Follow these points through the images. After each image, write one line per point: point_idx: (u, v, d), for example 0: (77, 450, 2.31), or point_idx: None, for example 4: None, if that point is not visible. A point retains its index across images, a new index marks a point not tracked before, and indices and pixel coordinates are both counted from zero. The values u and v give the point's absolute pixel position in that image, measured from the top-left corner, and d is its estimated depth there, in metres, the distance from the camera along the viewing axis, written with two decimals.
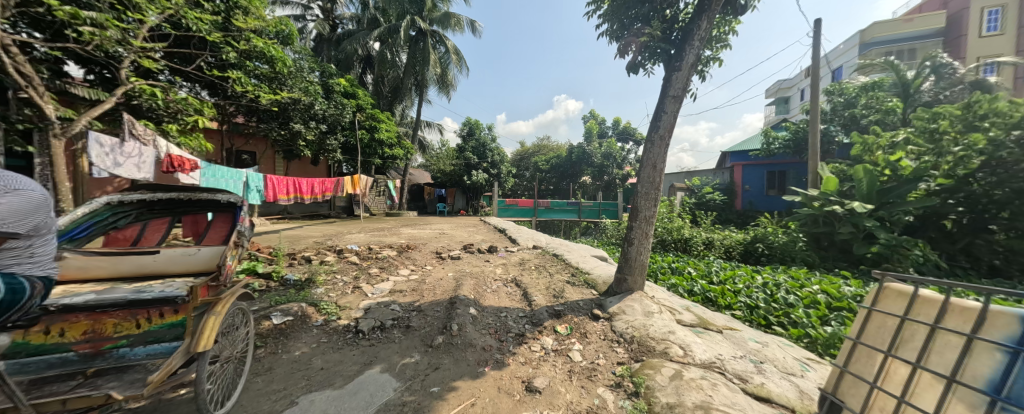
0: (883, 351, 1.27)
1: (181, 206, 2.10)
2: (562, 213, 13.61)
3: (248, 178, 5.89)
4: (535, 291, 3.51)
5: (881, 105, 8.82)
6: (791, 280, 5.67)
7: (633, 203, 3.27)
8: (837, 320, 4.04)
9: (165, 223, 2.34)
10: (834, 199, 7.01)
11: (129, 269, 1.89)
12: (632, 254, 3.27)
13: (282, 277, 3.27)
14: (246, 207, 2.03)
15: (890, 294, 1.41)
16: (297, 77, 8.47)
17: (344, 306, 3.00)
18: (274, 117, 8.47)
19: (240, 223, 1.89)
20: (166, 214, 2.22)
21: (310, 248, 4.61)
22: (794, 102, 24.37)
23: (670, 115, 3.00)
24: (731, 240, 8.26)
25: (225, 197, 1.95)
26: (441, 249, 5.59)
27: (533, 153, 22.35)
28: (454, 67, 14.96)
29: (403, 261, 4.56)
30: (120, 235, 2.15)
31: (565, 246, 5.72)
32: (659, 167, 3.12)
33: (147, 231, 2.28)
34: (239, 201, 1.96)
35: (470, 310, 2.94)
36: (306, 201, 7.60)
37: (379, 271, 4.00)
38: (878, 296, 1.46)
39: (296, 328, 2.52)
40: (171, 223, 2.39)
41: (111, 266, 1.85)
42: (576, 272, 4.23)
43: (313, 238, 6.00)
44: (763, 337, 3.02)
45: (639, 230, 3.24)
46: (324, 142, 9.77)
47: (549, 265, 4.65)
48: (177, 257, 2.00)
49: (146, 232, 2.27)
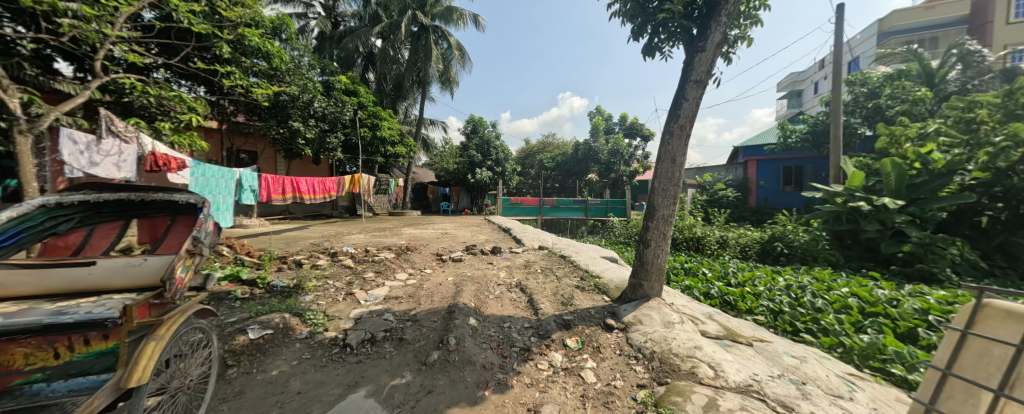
0: (989, 389, 0.79)
1: (138, 207, 2.06)
2: (568, 212, 13.28)
3: (242, 177, 5.71)
4: (542, 297, 3.22)
5: (907, 95, 8.29)
6: (815, 281, 5.28)
7: (651, 200, 2.95)
8: (874, 328, 3.67)
9: (119, 228, 2.24)
10: (859, 195, 6.58)
11: (60, 284, 1.64)
12: (649, 257, 2.97)
13: (270, 283, 3.05)
14: (207, 210, 1.78)
15: (998, 315, 0.89)
16: (295, 74, 8.28)
17: (332, 316, 2.74)
18: (272, 115, 8.28)
19: (198, 228, 1.63)
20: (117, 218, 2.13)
21: (305, 251, 4.38)
22: (807, 96, 23.60)
23: (692, 103, 2.67)
24: (747, 239, 7.87)
25: (183, 197, 1.85)
26: (442, 251, 5.33)
27: (539, 151, 22.00)
28: (457, 62, 14.68)
29: (400, 263, 4.30)
30: (62, 243, 2.00)
31: (573, 247, 5.42)
32: (679, 161, 2.80)
33: (93, 238, 2.15)
34: (198, 202, 1.86)
35: (470, 320, 2.66)
36: (305, 201, 7.41)
37: (376, 275, 3.76)
38: (974, 317, 0.94)
39: (276, 343, 2.27)
40: (122, 229, 2.27)
41: (37, 282, 1.59)
42: (585, 276, 3.93)
43: (311, 240, 5.79)
44: (798, 350, 2.68)
45: (655, 230, 2.93)
46: (325, 140, 9.58)
47: (556, 267, 4.35)
48: (118, 269, 1.73)
49: (92, 239, 2.14)
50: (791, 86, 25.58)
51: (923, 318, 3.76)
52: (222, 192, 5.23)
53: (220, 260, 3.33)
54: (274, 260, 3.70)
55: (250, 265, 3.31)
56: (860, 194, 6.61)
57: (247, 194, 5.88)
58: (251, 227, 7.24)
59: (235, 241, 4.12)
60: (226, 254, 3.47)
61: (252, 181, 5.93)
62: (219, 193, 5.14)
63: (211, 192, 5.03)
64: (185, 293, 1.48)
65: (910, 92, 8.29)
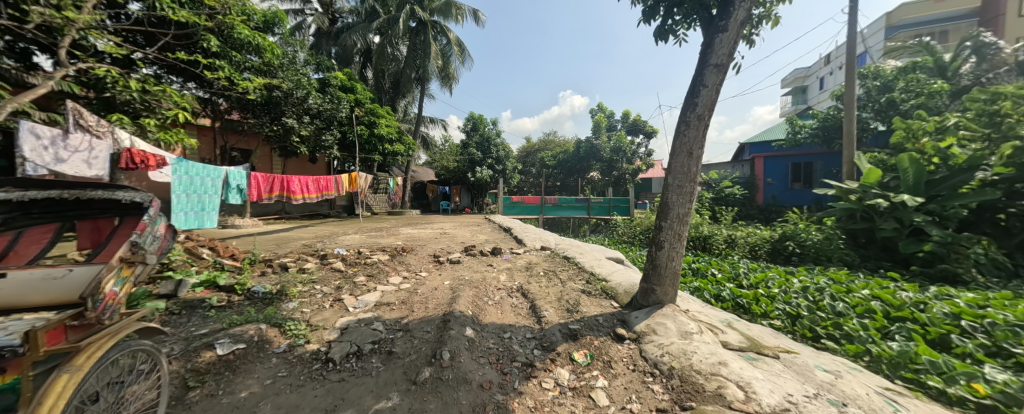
0: None
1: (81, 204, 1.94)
2: (570, 210, 13.04)
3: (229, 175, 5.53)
4: (545, 304, 2.98)
5: (922, 88, 7.99)
6: (832, 283, 5.02)
7: (664, 197, 2.69)
8: (903, 335, 3.40)
9: (53, 231, 2.14)
10: (875, 192, 6.31)
11: None
12: (663, 260, 2.71)
13: (251, 288, 2.83)
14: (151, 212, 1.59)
15: None
16: (289, 69, 8.05)
17: (315, 326, 2.49)
18: (266, 112, 8.05)
19: (136, 232, 1.42)
20: (53, 219, 2.04)
21: (295, 253, 4.17)
22: (812, 92, 23.23)
23: (711, 89, 2.40)
24: (756, 238, 7.62)
25: (126, 195, 1.82)
26: (441, 252, 5.09)
27: (540, 149, 21.75)
28: (457, 59, 14.39)
29: (395, 266, 4.05)
30: None
31: (578, 247, 5.18)
32: (696, 155, 2.53)
33: (19, 245, 2.04)
34: (146, 200, 1.86)
35: (466, 330, 2.42)
36: (296, 200, 7.16)
37: (368, 279, 3.53)
38: None
39: (249, 359, 2.02)
40: (55, 235, 2.17)
41: None
42: (591, 279, 3.68)
43: (304, 240, 5.57)
44: (829, 362, 2.42)
45: (668, 231, 2.67)
46: (320, 138, 9.34)
47: (559, 270, 4.09)
48: (35, 282, 1.70)
49: (18, 245, 2.03)
50: (795, 83, 25.24)
51: (955, 323, 3.50)
52: (208, 190, 5.01)
53: (200, 264, 3.10)
54: (260, 263, 3.47)
55: (233, 269, 3.09)
56: (876, 191, 6.34)
57: (234, 193, 5.67)
58: (244, 228, 7.04)
59: (220, 243, 3.90)
60: (208, 257, 3.25)
61: (239, 180, 5.75)
62: (204, 193, 4.92)
63: (198, 191, 4.82)
64: (115, 309, 1.25)
65: (926, 85, 7.98)
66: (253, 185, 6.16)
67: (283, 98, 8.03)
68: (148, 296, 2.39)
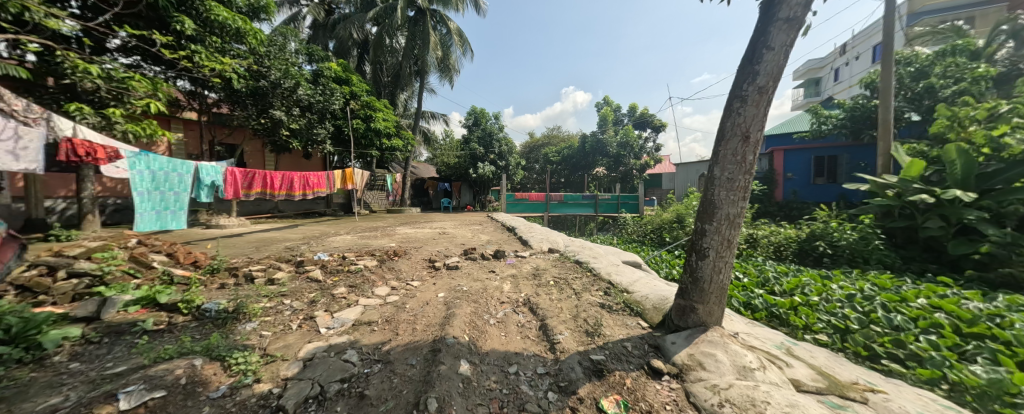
0: None
1: None
2: (577, 208, 12.50)
3: (201, 171, 5.24)
4: (559, 324, 2.44)
5: (964, 73, 7.27)
6: (878, 290, 4.44)
7: (710, 192, 2.13)
8: (986, 358, 2.81)
9: None
10: (918, 186, 5.69)
11: None
12: (710, 273, 2.15)
13: (202, 306, 2.34)
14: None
15: None
16: (277, 59, 7.60)
17: (271, 358, 1.98)
18: (253, 103, 7.57)
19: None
20: None
21: (272, 257, 3.68)
22: (826, 84, 22.37)
23: (777, 53, 1.84)
24: (781, 237, 7.05)
25: None
26: (437, 255, 4.57)
27: (544, 144, 21.20)
28: (457, 49, 13.77)
29: (382, 274, 3.53)
30: None
31: (589, 249, 4.64)
32: (754, 138, 1.95)
33: None
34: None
35: (460, 365, 1.89)
36: (277, 196, 6.72)
37: (349, 290, 3.02)
38: None
39: (165, 411, 1.46)
40: None
41: None
42: (610, 290, 3.15)
43: (289, 242, 5.10)
44: (920, 401, 1.91)
45: (715, 236, 2.11)
46: (312, 131, 8.82)
47: (571, 278, 3.55)
48: None
49: None
50: (808, 74, 24.28)
51: None
52: (175, 188, 4.72)
53: (146, 275, 2.61)
54: (223, 272, 2.97)
55: (185, 281, 2.61)
56: (918, 185, 5.72)
57: (207, 190, 5.36)
58: (229, 228, 6.63)
59: (182, 247, 3.41)
60: (158, 266, 2.76)
61: (213, 175, 5.43)
62: (171, 190, 4.66)
63: (162, 188, 4.54)
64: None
65: (968, 70, 7.26)
66: (229, 182, 5.77)
67: (270, 88, 7.56)
68: (56, 321, 1.92)
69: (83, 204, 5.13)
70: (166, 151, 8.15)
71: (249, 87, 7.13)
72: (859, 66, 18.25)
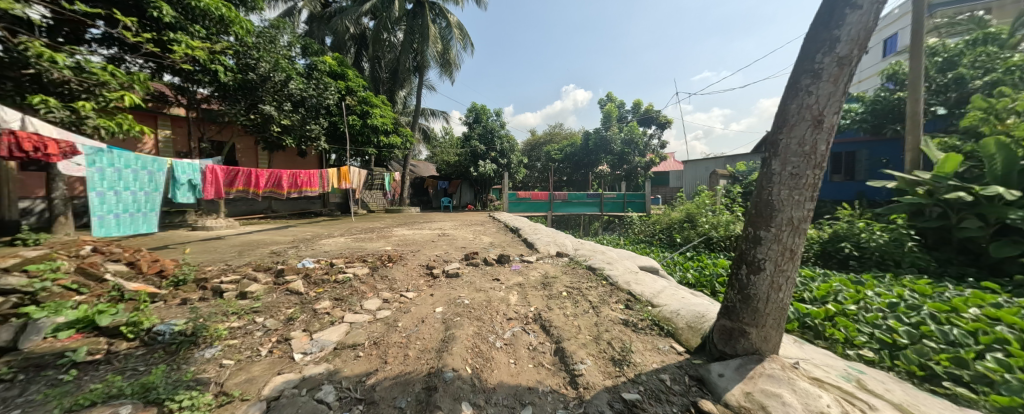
0: None
1: None
2: (581, 206, 12.12)
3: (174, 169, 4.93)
4: (579, 349, 2.05)
5: (996, 64, 6.83)
6: (918, 298, 4.04)
7: (768, 191, 1.73)
8: None
9: None
10: (952, 183, 5.27)
11: None
12: (767, 291, 1.76)
13: (153, 328, 1.97)
14: None
15: None
16: (267, 51, 7.23)
17: (226, 398, 1.58)
18: (241, 97, 7.16)
19: None
20: None
21: (251, 265, 3.31)
22: None
23: (865, 12, 1.43)
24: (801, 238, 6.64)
25: None
26: (435, 260, 4.18)
27: (546, 142, 20.77)
28: (457, 43, 13.32)
29: (374, 284, 3.14)
30: None
31: (602, 254, 4.24)
32: (829, 123, 1.55)
33: None
34: None
35: (461, 408, 1.51)
36: (255, 195, 6.40)
37: (334, 305, 2.63)
38: None
39: None
40: None
41: None
42: (631, 303, 2.76)
43: (276, 246, 4.74)
44: None
45: (774, 246, 1.72)
46: (305, 128, 8.42)
47: (585, 288, 3.16)
48: None
49: None
50: None
51: None
52: (143, 187, 4.41)
53: (93, 290, 2.24)
54: (189, 285, 2.60)
55: (137, 297, 2.22)
56: (954, 182, 5.30)
57: (183, 190, 5.07)
58: (217, 230, 6.31)
59: (149, 254, 3.05)
60: (111, 279, 2.38)
61: (189, 174, 5.15)
62: (140, 190, 4.36)
63: (128, 187, 4.21)
64: None
65: (1001, 60, 6.83)
66: (208, 180, 5.48)
67: (259, 82, 7.17)
68: None
69: (54, 205, 4.78)
70: (154, 149, 7.84)
71: (237, 81, 6.75)
72: (870, 61, 17.76)
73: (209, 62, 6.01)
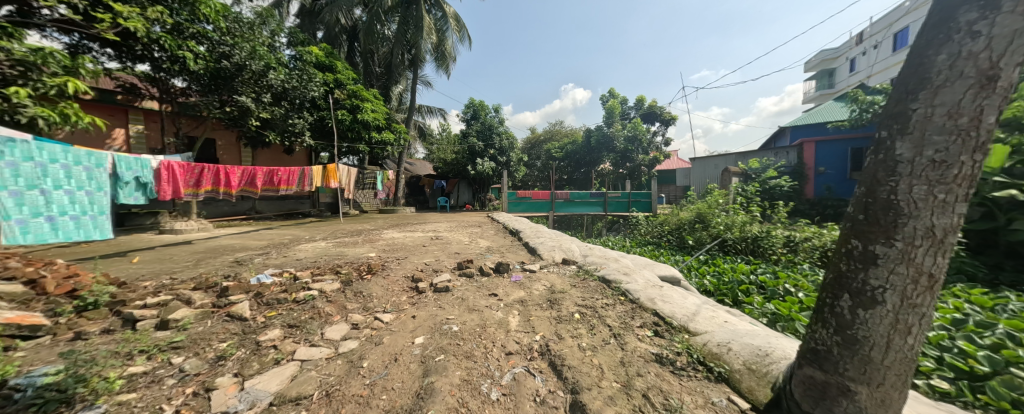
0: None
1: None
2: (584, 206, 11.55)
3: (117, 163, 4.29)
4: (602, 405, 1.49)
5: None
6: (982, 310, 3.48)
7: (885, 188, 1.17)
8: None
9: None
10: (1002, 180, 4.72)
11: None
12: (885, 334, 1.19)
13: (10, 383, 1.41)
14: None
15: None
16: (244, 38, 6.71)
17: None
18: (215, 88, 6.64)
19: None
20: None
21: (198, 279, 2.74)
22: (841, 75, 21.38)
23: None
24: (826, 239, 6.08)
25: None
26: (423, 270, 3.61)
27: (545, 139, 19.51)
28: (453, 35, 12.69)
29: (343, 303, 2.56)
30: None
31: (615, 261, 3.69)
32: (1005, 81, 0.97)
33: None
34: None
35: None
36: (223, 195, 5.86)
37: (285, 335, 2.06)
38: None
39: None
40: None
41: None
42: (661, 329, 2.21)
43: (243, 253, 4.18)
44: None
45: (900, 269, 1.15)
46: (287, 122, 7.88)
47: (600, 306, 2.62)
48: None
49: None
50: (822, 66, 23.14)
51: None
52: (81, 185, 3.79)
53: None
54: (99, 311, 2.04)
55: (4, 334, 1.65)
56: (1003, 178, 4.74)
57: (129, 189, 4.45)
58: (186, 234, 5.73)
59: (63, 269, 2.50)
60: None
61: (136, 170, 4.52)
62: (76, 188, 3.73)
63: (59, 185, 3.56)
64: None
65: None
66: (164, 177, 4.97)
67: (235, 71, 6.61)
68: None
69: None
70: (124, 145, 7.27)
71: (210, 70, 6.27)
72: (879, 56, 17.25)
73: (175, 47, 5.58)
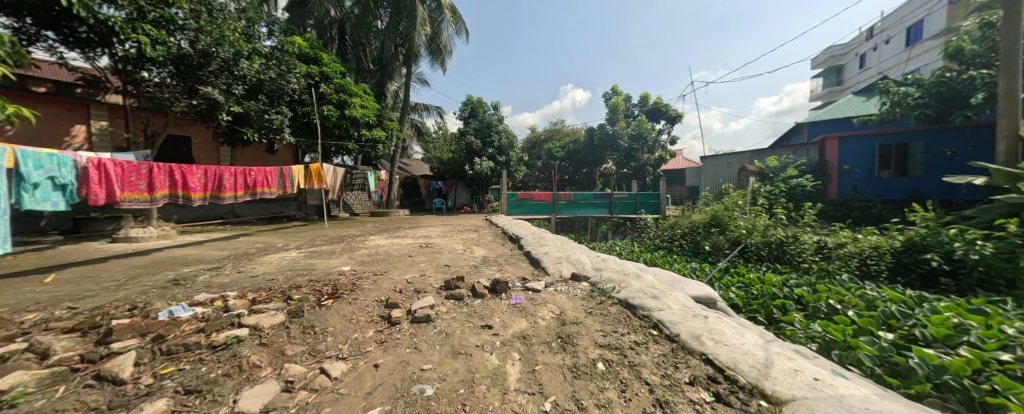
0: None
1: None
2: (587, 208, 10.91)
3: (23, 158, 3.62)
4: None
5: None
6: None
7: None
8: None
9: None
10: None
11: None
12: None
13: None
14: None
15: None
16: (216, 23, 6.10)
17: None
18: (181, 79, 6.00)
19: None
20: None
21: (95, 311, 2.09)
22: (849, 71, 20.74)
23: None
24: (864, 245, 5.42)
25: None
26: (402, 291, 2.93)
27: (546, 139, 18.98)
28: (449, 27, 12.01)
29: (282, 347, 1.88)
30: None
31: (639, 279, 3.02)
32: None
33: None
34: None
35: None
36: (179, 198, 5.18)
37: (171, 409, 1.36)
38: None
39: None
40: None
41: None
42: (720, 393, 1.52)
43: (191, 267, 3.52)
44: None
45: None
46: (264, 118, 7.23)
47: (630, 347, 1.95)
48: None
49: None
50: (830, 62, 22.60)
51: None
52: None
53: None
54: None
55: None
56: None
57: (42, 191, 3.83)
58: (142, 243, 5.06)
59: None
60: None
61: (50, 169, 3.87)
62: None
63: None
64: None
65: None
66: (95, 178, 4.31)
67: (202, 59, 5.95)
68: None
69: None
70: (85, 143, 6.65)
71: (172, 58, 5.60)
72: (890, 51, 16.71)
73: (129, 30, 4.94)
